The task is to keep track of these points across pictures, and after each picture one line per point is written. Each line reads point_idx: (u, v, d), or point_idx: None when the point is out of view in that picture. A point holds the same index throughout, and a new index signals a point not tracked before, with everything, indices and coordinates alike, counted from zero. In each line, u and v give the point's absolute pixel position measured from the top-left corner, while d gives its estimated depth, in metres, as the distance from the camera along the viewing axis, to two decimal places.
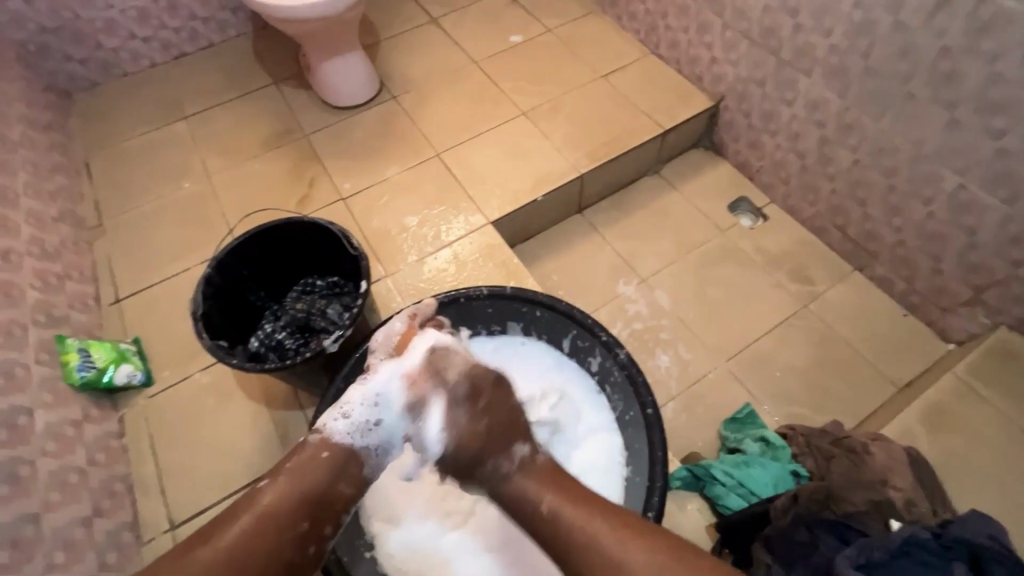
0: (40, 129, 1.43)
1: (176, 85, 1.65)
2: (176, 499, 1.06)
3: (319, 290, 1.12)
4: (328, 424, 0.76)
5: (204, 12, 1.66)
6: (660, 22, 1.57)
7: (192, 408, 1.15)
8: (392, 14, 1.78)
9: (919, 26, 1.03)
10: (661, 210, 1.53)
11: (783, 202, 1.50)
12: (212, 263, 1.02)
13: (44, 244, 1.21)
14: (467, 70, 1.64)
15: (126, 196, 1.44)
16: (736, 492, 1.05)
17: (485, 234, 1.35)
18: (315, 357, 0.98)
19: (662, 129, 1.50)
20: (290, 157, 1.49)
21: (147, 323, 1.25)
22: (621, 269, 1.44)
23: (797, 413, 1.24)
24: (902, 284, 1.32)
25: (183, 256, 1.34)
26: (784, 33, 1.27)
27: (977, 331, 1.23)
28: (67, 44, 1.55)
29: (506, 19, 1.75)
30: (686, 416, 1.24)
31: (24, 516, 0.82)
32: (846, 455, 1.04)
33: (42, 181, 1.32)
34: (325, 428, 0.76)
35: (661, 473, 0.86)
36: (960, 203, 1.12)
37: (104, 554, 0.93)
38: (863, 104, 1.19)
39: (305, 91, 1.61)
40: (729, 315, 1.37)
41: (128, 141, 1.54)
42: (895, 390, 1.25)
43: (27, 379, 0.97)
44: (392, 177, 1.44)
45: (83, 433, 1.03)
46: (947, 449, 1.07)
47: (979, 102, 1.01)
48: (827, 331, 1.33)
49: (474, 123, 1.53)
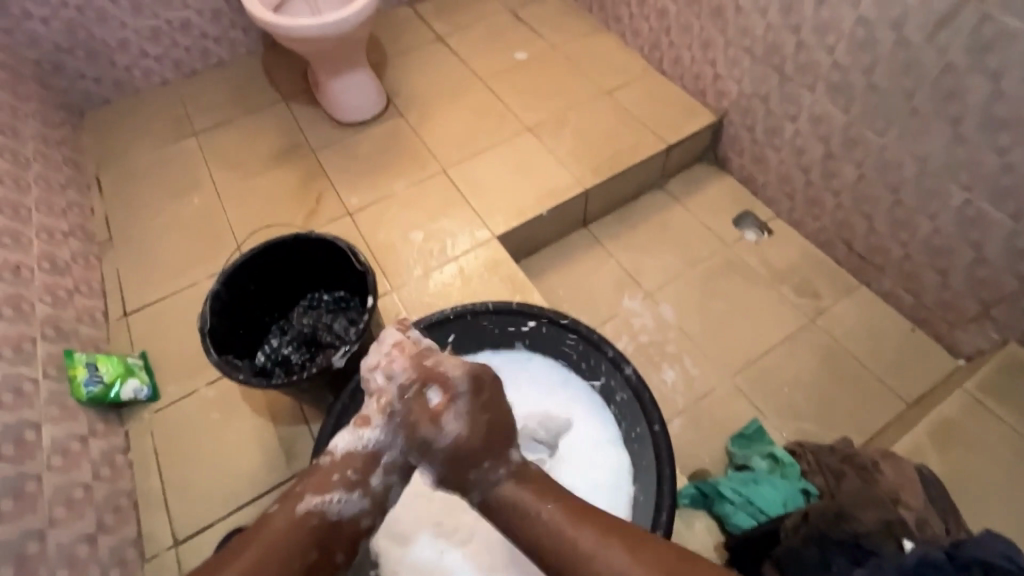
0: (53, 145, 1.46)
1: (186, 101, 1.68)
2: (181, 516, 1.06)
3: (325, 305, 1.15)
4: (339, 445, 0.79)
5: (215, 30, 1.70)
6: (663, 39, 1.59)
7: (197, 423, 1.15)
8: (399, 32, 1.81)
9: (922, 43, 1.04)
10: (665, 224, 1.53)
11: (789, 216, 1.50)
12: (219, 278, 1.02)
13: (55, 259, 1.22)
14: (472, 86, 1.66)
15: (135, 211, 1.46)
16: (745, 510, 1.04)
17: (490, 248, 1.36)
18: (321, 372, 0.98)
19: (666, 144, 1.51)
20: (297, 172, 1.50)
21: (154, 337, 1.25)
22: (627, 283, 1.44)
23: (805, 430, 1.23)
24: (910, 299, 1.32)
25: (190, 270, 1.35)
26: (787, 50, 1.28)
27: (986, 347, 1.22)
28: (81, 62, 1.59)
29: (511, 36, 1.78)
30: (693, 432, 1.23)
31: (28, 533, 0.82)
32: (856, 472, 1.02)
33: (54, 197, 1.34)
34: (336, 451, 0.79)
35: (668, 491, 0.85)
36: (966, 218, 1.12)
37: (107, 572, 0.92)
38: (867, 120, 1.20)
39: (313, 107, 1.63)
40: (735, 330, 1.36)
41: (138, 156, 1.56)
42: (904, 406, 1.24)
43: (34, 394, 0.97)
44: (398, 192, 1.46)
45: (89, 447, 1.03)
46: (956, 466, 1.06)
47: (984, 118, 1.02)
48: (833, 346, 1.32)
49: (479, 139, 1.55)
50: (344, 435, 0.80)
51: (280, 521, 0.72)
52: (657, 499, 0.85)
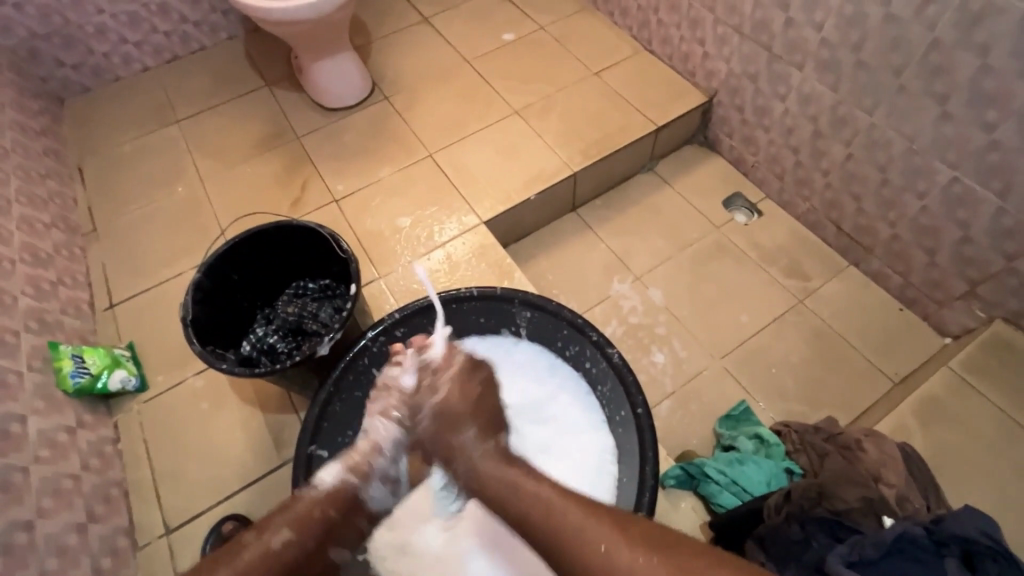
0: (32, 135, 1.43)
1: (168, 88, 1.65)
2: (172, 504, 1.06)
3: (310, 294, 1.13)
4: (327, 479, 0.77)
5: (195, 15, 1.66)
6: (652, 18, 1.57)
7: (186, 413, 1.15)
8: (383, 15, 1.77)
9: (910, 19, 1.03)
10: (654, 206, 1.52)
11: (778, 196, 1.49)
12: (201, 267, 1.01)
13: (37, 250, 1.21)
14: (458, 69, 1.63)
15: (120, 201, 1.44)
16: (730, 491, 1.04)
17: (478, 234, 1.35)
18: (306, 360, 0.97)
19: (655, 126, 1.49)
20: (282, 158, 1.49)
21: (141, 328, 1.25)
22: (616, 266, 1.43)
23: (793, 410, 1.24)
24: (898, 278, 1.32)
25: (176, 260, 1.34)
26: (775, 28, 1.26)
27: (973, 325, 1.22)
28: (58, 50, 1.55)
29: (498, 17, 1.75)
30: (682, 414, 1.24)
31: (16, 523, 0.83)
32: (839, 452, 1.04)
33: (34, 188, 1.32)
34: (322, 486, 0.77)
35: (650, 473, 0.85)
36: (954, 196, 1.11)
37: (98, 561, 0.93)
38: (856, 99, 1.19)
39: (297, 92, 1.61)
40: (724, 312, 1.36)
41: (121, 145, 1.54)
42: (891, 385, 1.25)
43: (19, 386, 0.97)
44: (384, 178, 1.44)
45: (76, 439, 1.03)
46: (940, 444, 1.07)
47: (971, 94, 1.00)
48: (822, 327, 1.33)
49: (466, 123, 1.53)
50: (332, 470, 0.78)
51: (255, 552, 0.68)
52: (640, 480, 0.86)
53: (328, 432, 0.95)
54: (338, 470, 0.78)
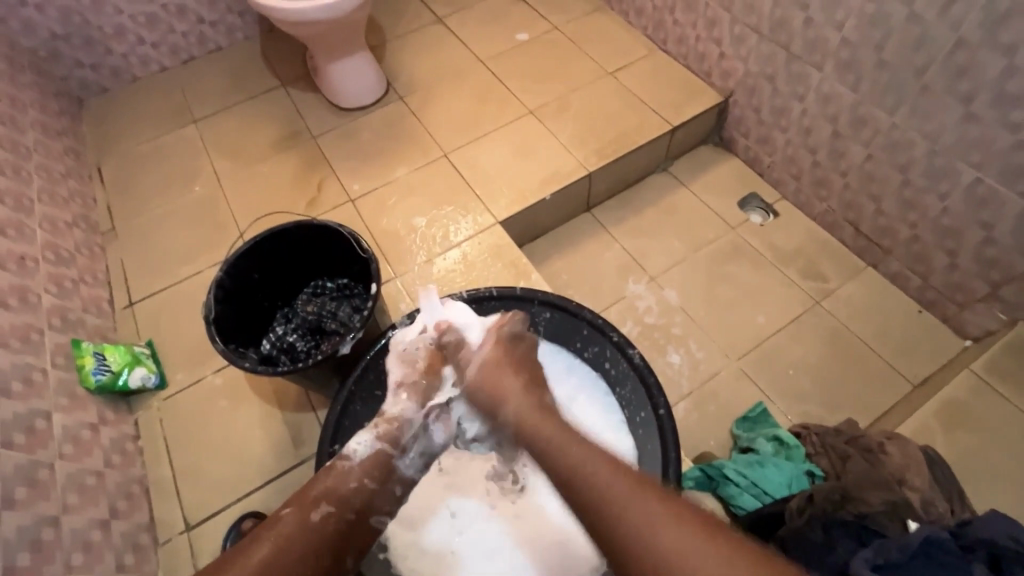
0: (53, 135, 1.45)
1: (185, 88, 1.66)
2: (192, 502, 1.07)
3: (329, 293, 1.14)
4: (357, 450, 0.81)
5: (212, 16, 1.67)
6: (667, 17, 1.56)
7: (205, 411, 1.16)
8: (397, 15, 1.78)
9: (934, 18, 1.02)
10: (670, 207, 1.52)
11: (794, 197, 1.48)
12: (223, 266, 1.02)
13: (58, 249, 1.22)
14: (471, 69, 1.64)
15: (138, 201, 1.45)
16: (750, 492, 1.04)
17: (493, 233, 1.35)
18: (327, 359, 0.98)
19: (670, 126, 1.49)
20: (298, 158, 1.49)
21: (160, 326, 1.26)
22: (631, 267, 1.43)
23: (812, 412, 1.23)
24: (917, 280, 1.30)
25: (194, 259, 1.35)
26: (795, 27, 1.25)
27: (994, 328, 1.21)
28: (78, 50, 1.57)
29: (511, 16, 1.75)
30: (698, 415, 1.24)
31: (44, 518, 0.83)
32: (861, 455, 1.03)
33: (56, 187, 1.34)
34: (356, 455, 0.80)
35: (674, 472, 0.86)
36: (977, 197, 1.10)
37: (121, 557, 0.94)
38: (877, 98, 1.17)
39: (312, 92, 1.62)
40: (741, 313, 1.35)
41: (138, 145, 1.55)
42: (910, 387, 1.24)
43: (43, 383, 0.98)
44: (400, 178, 1.44)
45: (99, 436, 1.04)
46: (963, 447, 1.06)
47: (996, 94, 0.99)
48: (840, 328, 1.32)
49: (480, 123, 1.53)
50: (361, 439, 0.83)
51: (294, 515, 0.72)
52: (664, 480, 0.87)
53: (349, 429, 0.95)
54: (368, 439, 0.82)
